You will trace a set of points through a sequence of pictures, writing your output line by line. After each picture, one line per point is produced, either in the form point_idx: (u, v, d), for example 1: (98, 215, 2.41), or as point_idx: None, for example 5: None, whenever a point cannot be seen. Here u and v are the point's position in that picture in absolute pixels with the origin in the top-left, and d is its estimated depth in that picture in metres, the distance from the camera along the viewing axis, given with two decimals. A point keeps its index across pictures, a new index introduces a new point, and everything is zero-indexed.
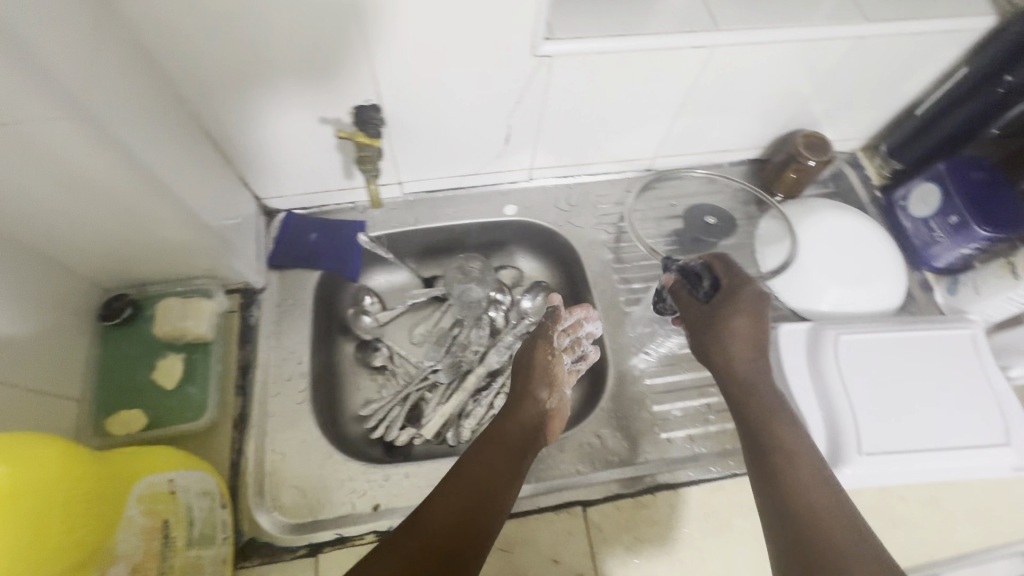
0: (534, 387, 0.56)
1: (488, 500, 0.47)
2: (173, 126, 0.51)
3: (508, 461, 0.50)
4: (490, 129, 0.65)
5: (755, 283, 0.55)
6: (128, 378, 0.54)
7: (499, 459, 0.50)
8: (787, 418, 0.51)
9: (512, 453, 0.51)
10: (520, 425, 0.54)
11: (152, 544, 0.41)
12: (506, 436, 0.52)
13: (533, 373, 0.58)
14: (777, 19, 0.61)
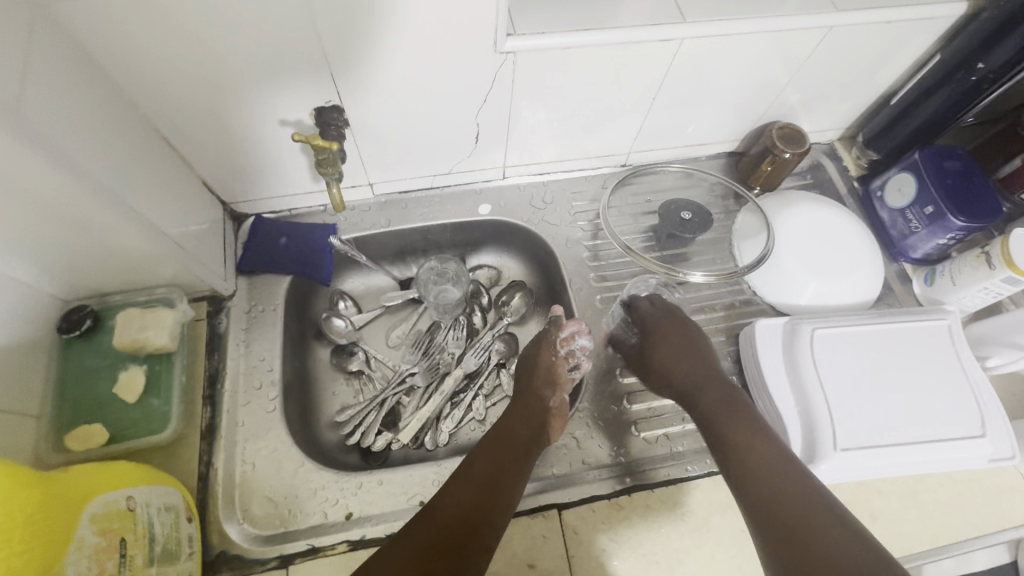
0: (541, 390, 0.62)
1: (495, 493, 0.51)
2: (124, 132, 0.50)
3: (513, 457, 0.55)
4: (458, 128, 0.64)
5: (677, 315, 0.68)
6: (90, 392, 0.53)
7: (504, 455, 0.55)
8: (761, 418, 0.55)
9: (514, 450, 0.55)
10: (525, 422, 0.58)
11: (105, 564, 0.39)
12: (510, 434, 0.57)
13: (540, 375, 0.63)
14: (746, 9, 0.60)
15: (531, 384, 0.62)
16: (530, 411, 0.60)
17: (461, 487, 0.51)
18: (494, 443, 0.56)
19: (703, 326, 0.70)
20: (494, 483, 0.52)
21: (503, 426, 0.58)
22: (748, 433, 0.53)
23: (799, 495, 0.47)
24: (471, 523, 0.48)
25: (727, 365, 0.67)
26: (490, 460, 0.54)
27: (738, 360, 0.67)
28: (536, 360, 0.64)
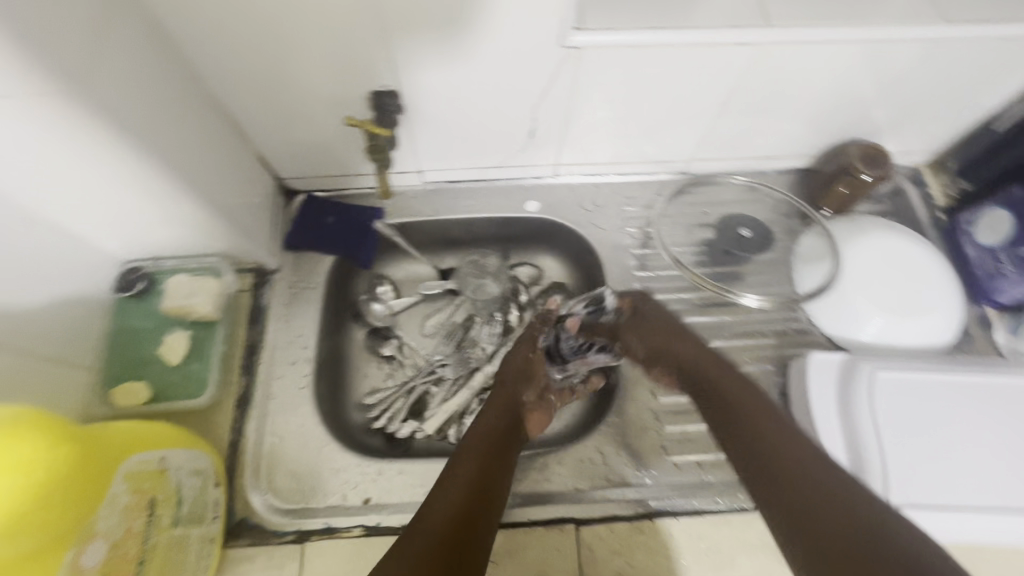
0: (518, 390, 0.61)
1: (485, 495, 0.49)
2: (187, 103, 0.51)
3: (498, 459, 0.53)
4: (513, 122, 0.62)
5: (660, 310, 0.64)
6: (136, 351, 0.55)
7: (490, 454, 0.53)
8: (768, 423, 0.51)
9: (500, 449, 0.54)
10: (501, 421, 0.57)
11: (136, 522, 0.41)
12: (493, 436, 0.55)
13: (518, 376, 0.62)
14: (838, 16, 0.54)
15: (509, 383, 0.61)
16: (505, 407, 0.58)
17: (450, 491, 0.49)
18: (480, 439, 0.54)
19: (750, 351, 0.66)
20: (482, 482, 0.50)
21: (483, 425, 0.56)
22: (760, 425, 0.51)
23: (823, 490, 0.43)
24: (462, 525, 0.46)
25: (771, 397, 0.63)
26: (478, 458, 0.52)
27: (783, 393, 0.63)
28: (513, 360, 0.64)
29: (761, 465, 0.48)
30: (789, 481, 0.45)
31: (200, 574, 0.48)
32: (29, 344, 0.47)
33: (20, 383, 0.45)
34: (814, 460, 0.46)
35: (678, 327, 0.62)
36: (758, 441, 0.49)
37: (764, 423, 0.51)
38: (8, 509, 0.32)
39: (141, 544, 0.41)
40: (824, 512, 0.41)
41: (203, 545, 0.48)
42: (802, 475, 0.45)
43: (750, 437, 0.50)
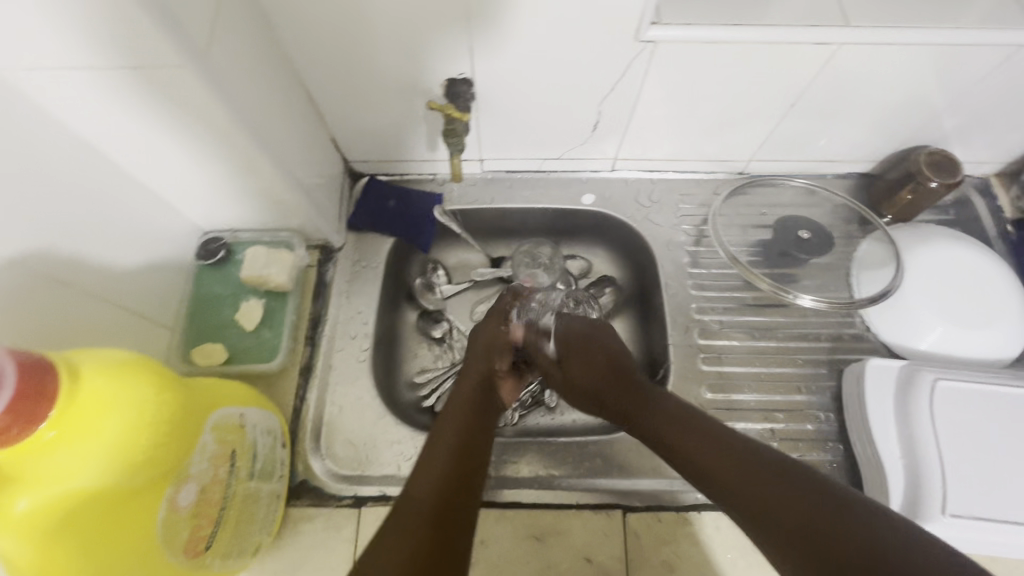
0: (490, 364, 0.60)
1: (463, 477, 0.47)
2: (279, 82, 0.54)
3: (472, 442, 0.51)
4: (578, 114, 0.64)
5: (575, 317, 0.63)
6: (215, 316, 0.59)
7: (464, 438, 0.51)
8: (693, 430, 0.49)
9: (472, 432, 0.52)
10: (471, 405, 0.56)
11: (222, 471, 0.44)
12: (465, 422, 0.53)
13: (488, 351, 0.61)
14: (919, 18, 0.54)
15: (478, 359, 0.61)
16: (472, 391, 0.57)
17: (425, 475, 0.46)
18: (455, 427, 0.52)
19: (803, 353, 0.65)
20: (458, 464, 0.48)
21: (455, 411, 0.55)
22: (687, 433, 0.49)
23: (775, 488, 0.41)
24: (443, 511, 0.43)
25: (823, 400, 0.62)
26: (450, 444, 0.50)
27: (837, 398, 0.63)
28: (481, 336, 0.63)
29: (704, 470, 0.46)
30: (730, 481, 0.43)
31: (267, 527, 0.51)
32: (113, 294, 0.49)
33: (101, 329, 0.47)
34: (753, 454, 0.44)
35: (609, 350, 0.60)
36: (700, 441, 0.47)
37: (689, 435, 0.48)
38: (121, 446, 0.34)
39: (225, 492, 0.44)
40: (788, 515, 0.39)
41: (270, 500, 0.51)
42: (749, 474, 0.43)
43: (682, 450, 0.48)
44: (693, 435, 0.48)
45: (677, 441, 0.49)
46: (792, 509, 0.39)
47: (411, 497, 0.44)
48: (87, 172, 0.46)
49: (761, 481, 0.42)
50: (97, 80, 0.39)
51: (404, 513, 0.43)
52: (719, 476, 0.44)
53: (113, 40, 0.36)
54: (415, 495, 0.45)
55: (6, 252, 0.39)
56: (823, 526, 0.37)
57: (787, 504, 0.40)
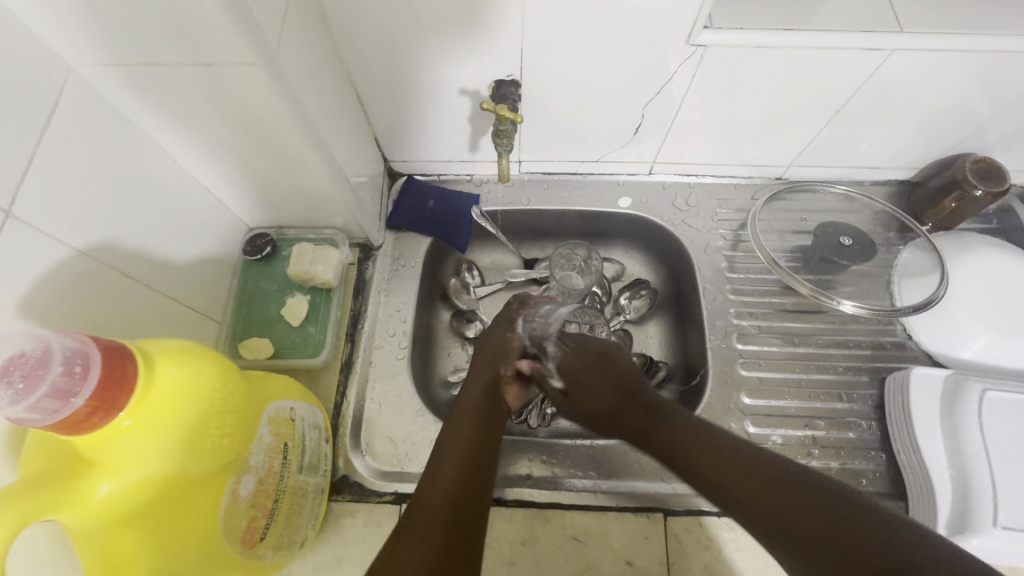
0: (497, 370, 0.57)
1: (472, 489, 0.46)
2: (332, 82, 0.54)
3: (481, 454, 0.50)
4: (622, 117, 0.64)
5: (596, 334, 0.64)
6: (263, 311, 0.60)
7: (474, 449, 0.50)
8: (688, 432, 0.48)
9: (480, 443, 0.51)
10: (480, 411, 0.53)
11: (276, 463, 0.44)
12: (473, 431, 0.51)
13: (495, 359, 0.58)
14: (975, 25, 0.53)
15: (484, 367, 0.57)
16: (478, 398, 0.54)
17: (436, 484, 0.45)
18: (463, 437, 0.50)
19: (844, 361, 0.65)
20: (466, 475, 0.47)
21: (464, 418, 0.53)
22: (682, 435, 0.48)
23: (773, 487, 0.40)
24: (454, 520, 0.42)
25: (865, 408, 0.62)
26: (459, 455, 0.48)
27: (878, 406, 0.62)
28: (489, 344, 0.60)
29: (703, 475, 0.44)
30: (733, 485, 0.42)
31: (312, 521, 0.51)
32: (161, 284, 0.49)
33: (147, 318, 0.47)
34: (750, 457, 0.43)
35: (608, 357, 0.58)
36: (697, 446, 0.46)
37: (687, 436, 0.47)
38: (188, 434, 0.35)
39: (278, 483, 0.44)
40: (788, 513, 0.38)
41: (316, 495, 0.52)
42: (749, 475, 0.41)
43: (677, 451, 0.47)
44: (690, 439, 0.47)
45: (674, 448, 0.47)
46: (796, 511, 0.37)
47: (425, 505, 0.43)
48: (149, 167, 0.47)
49: (762, 484, 0.40)
50: (138, 76, 0.40)
51: (416, 520, 0.42)
52: (719, 477, 0.43)
53: (189, 39, 0.37)
54: (427, 504, 0.43)
55: (77, 243, 0.40)
56: (828, 526, 0.35)
57: (788, 509, 0.38)
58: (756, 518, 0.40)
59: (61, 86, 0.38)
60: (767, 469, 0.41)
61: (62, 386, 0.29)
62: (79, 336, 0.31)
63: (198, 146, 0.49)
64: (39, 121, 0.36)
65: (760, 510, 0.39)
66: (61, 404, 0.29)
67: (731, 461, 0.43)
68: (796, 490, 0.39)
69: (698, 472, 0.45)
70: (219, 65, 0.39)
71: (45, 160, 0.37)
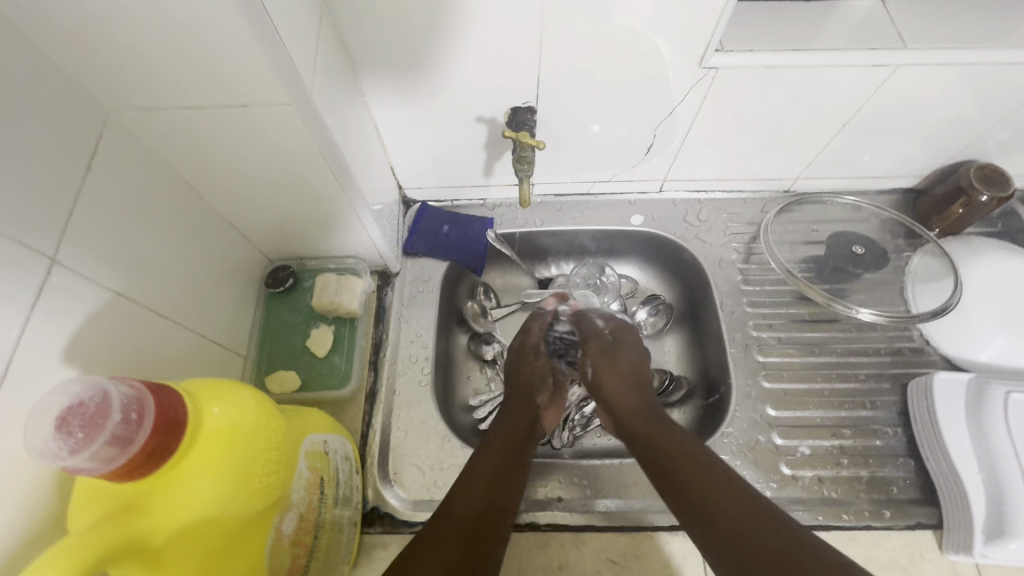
0: (529, 397, 0.60)
1: (493, 512, 0.46)
2: (354, 116, 0.55)
3: (516, 465, 0.51)
4: (634, 137, 0.65)
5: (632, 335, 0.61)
6: (286, 343, 0.61)
7: (509, 459, 0.51)
8: (701, 469, 0.46)
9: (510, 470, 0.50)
10: (513, 428, 0.55)
11: (315, 497, 0.43)
12: (507, 443, 0.53)
13: (529, 386, 0.60)
14: (974, 38, 0.55)
15: (519, 397, 0.59)
16: (521, 423, 0.56)
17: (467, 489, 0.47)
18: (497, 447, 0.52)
19: (864, 368, 0.65)
20: (495, 499, 0.47)
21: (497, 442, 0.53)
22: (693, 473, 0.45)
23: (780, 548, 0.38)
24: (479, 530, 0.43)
25: (889, 415, 0.62)
26: (497, 464, 0.50)
27: (903, 412, 0.62)
28: (520, 373, 0.62)
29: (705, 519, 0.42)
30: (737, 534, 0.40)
31: (347, 556, 0.50)
32: (188, 321, 0.49)
33: (178, 356, 0.47)
34: (762, 507, 0.41)
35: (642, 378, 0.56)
36: (706, 484, 0.44)
37: (699, 470, 0.46)
38: (242, 477, 0.35)
39: (316, 518, 0.44)
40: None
41: (349, 528, 0.51)
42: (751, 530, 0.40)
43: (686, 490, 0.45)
44: (700, 476, 0.45)
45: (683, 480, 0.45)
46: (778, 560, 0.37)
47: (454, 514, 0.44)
48: (177, 205, 0.47)
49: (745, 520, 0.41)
50: (168, 118, 0.41)
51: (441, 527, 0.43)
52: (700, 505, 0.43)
53: (224, 83, 0.38)
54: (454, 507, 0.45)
55: (114, 285, 0.40)
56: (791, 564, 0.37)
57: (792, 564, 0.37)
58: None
59: (99, 132, 0.39)
60: (762, 510, 0.41)
61: (120, 434, 0.29)
62: (131, 381, 0.31)
63: (225, 184, 0.49)
64: (80, 169, 0.37)
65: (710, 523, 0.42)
66: (119, 451, 0.29)
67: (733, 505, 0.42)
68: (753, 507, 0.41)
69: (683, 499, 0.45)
70: (253, 105, 0.40)
71: (86, 204, 0.37)
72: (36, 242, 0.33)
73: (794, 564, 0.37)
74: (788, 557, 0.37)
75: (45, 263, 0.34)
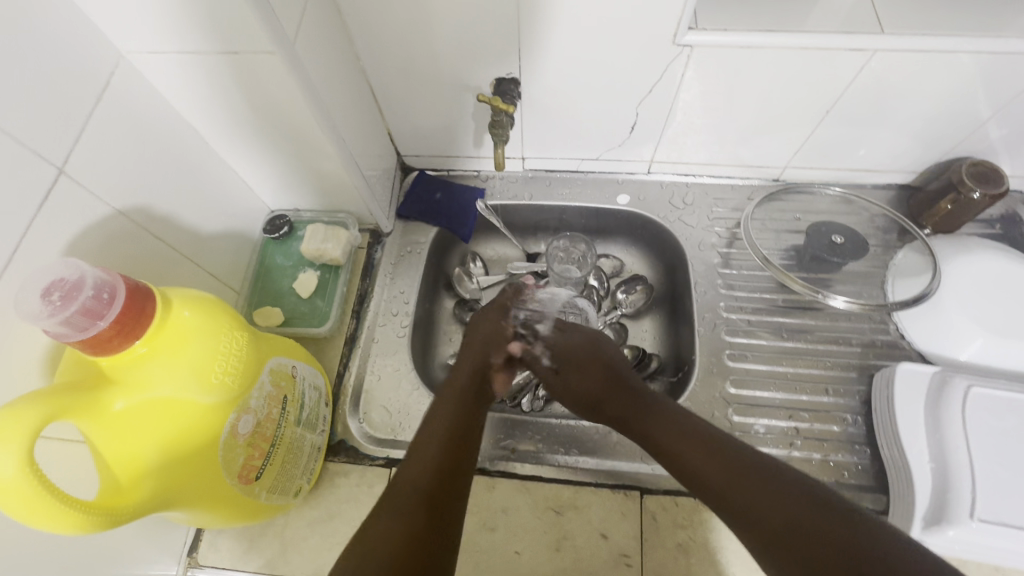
0: (485, 355, 0.59)
1: (450, 470, 0.46)
2: (349, 77, 0.60)
3: (465, 437, 0.50)
4: (618, 115, 0.68)
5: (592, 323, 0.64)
6: (275, 284, 0.67)
7: (456, 431, 0.50)
8: (666, 418, 0.50)
9: (465, 428, 0.51)
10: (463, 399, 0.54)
11: (275, 410, 0.48)
12: (454, 418, 0.51)
13: (487, 343, 0.60)
14: (958, 28, 0.55)
15: (474, 352, 0.60)
16: (464, 382, 0.56)
17: (420, 462, 0.47)
18: (445, 420, 0.51)
19: (833, 356, 0.65)
20: (450, 458, 0.47)
21: (450, 397, 0.54)
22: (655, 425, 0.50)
23: (746, 479, 0.41)
24: (437, 497, 0.44)
25: (852, 403, 0.62)
26: (443, 437, 0.49)
27: (866, 402, 0.62)
28: (480, 329, 0.62)
29: (677, 460, 0.46)
30: (698, 468, 0.44)
31: (307, 475, 0.55)
32: (185, 248, 0.55)
33: (171, 276, 0.53)
34: (722, 444, 0.45)
35: (603, 353, 0.60)
36: (674, 435, 0.48)
37: (659, 420, 0.50)
38: (198, 366, 0.39)
39: (275, 428, 0.48)
40: (767, 509, 0.39)
41: (312, 451, 0.56)
42: (720, 462, 0.44)
43: (652, 438, 0.50)
44: (670, 429, 0.48)
45: (652, 432, 0.50)
46: (745, 490, 0.41)
47: (412, 486, 0.44)
48: (182, 143, 0.53)
49: (714, 456, 0.44)
50: (173, 63, 0.46)
51: (400, 494, 0.43)
52: (669, 446, 0.48)
53: (216, 30, 0.43)
54: (411, 479, 0.45)
55: (116, 204, 0.46)
56: (751, 492, 0.41)
57: (752, 490, 0.41)
58: (729, 510, 0.41)
59: (113, 68, 0.45)
60: (722, 446, 0.45)
61: (91, 307, 0.34)
62: (110, 270, 0.37)
63: (227, 130, 0.55)
64: (91, 97, 0.43)
65: (741, 508, 0.40)
66: (89, 323, 0.34)
67: (693, 443, 0.46)
68: (778, 489, 0.40)
69: (654, 445, 0.49)
70: (243, 53, 0.45)
71: (95, 130, 0.44)
72: (46, 151, 0.39)
73: (753, 492, 0.40)
74: (788, 506, 0.38)
75: (53, 172, 0.40)
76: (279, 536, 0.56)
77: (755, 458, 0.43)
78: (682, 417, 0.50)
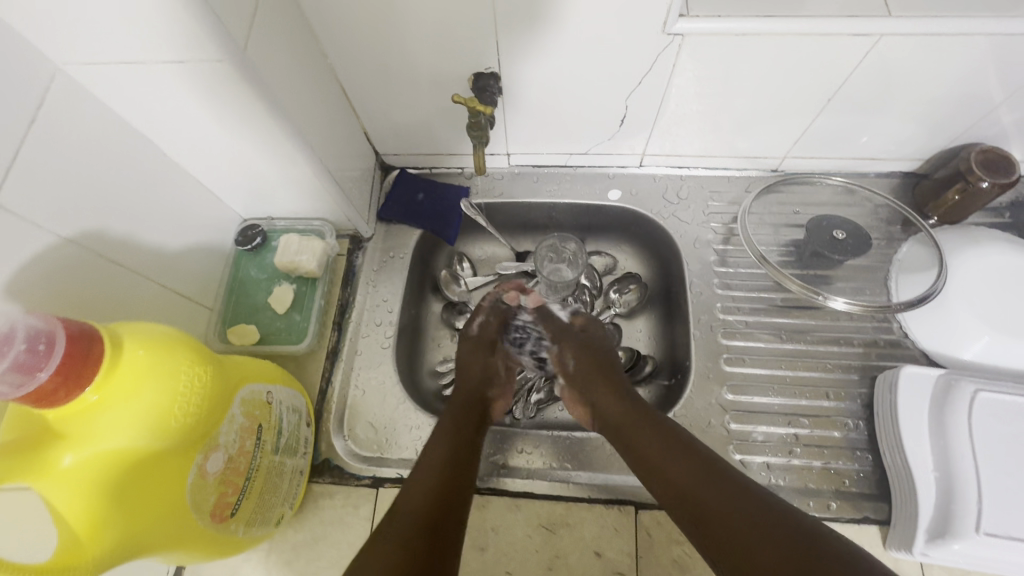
0: (482, 389, 0.60)
1: (446, 495, 0.46)
2: (314, 77, 0.56)
3: (461, 465, 0.49)
4: (605, 107, 0.64)
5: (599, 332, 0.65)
6: (250, 299, 0.64)
7: (451, 460, 0.49)
8: (658, 436, 0.51)
9: (458, 458, 0.50)
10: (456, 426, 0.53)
11: (247, 442, 0.45)
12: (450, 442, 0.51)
13: (480, 379, 0.60)
14: (971, 7, 0.51)
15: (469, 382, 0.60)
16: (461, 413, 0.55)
17: (414, 487, 0.46)
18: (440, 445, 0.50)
19: (834, 358, 0.63)
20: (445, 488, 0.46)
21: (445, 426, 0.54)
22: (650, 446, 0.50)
23: (729, 495, 0.44)
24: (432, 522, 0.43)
25: (854, 407, 0.60)
26: (439, 464, 0.48)
27: (868, 405, 0.60)
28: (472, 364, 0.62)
29: (669, 480, 0.47)
30: (688, 486, 0.46)
31: (290, 500, 0.53)
32: (145, 269, 0.52)
33: (129, 301, 0.50)
34: (707, 465, 0.47)
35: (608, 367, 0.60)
36: (670, 457, 0.48)
37: (650, 440, 0.51)
38: (156, 409, 0.37)
39: (250, 461, 0.46)
40: (747, 523, 0.41)
41: (294, 475, 0.54)
42: (709, 480, 0.45)
43: (645, 459, 0.50)
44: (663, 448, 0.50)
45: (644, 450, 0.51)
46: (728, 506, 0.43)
47: (407, 510, 0.43)
48: (136, 158, 0.49)
49: (699, 474, 0.46)
50: (109, 73, 0.42)
51: (392, 524, 0.42)
52: (660, 467, 0.49)
53: (156, 40, 0.39)
54: (405, 506, 0.44)
55: (62, 232, 0.43)
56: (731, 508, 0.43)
57: (735, 507, 0.42)
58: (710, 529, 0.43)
59: (48, 83, 0.41)
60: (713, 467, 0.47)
61: (25, 361, 0.33)
62: (45, 315, 0.35)
63: (186, 144, 0.51)
64: (25, 117, 0.39)
65: (725, 525, 0.42)
66: (25, 378, 0.32)
67: (680, 465, 0.47)
68: (761, 510, 0.42)
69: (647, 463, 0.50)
70: (189, 62, 0.41)
71: (31, 153, 0.40)
72: None
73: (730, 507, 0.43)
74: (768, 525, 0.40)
75: None
76: (264, 563, 0.54)
77: (739, 480, 0.45)
78: (675, 438, 0.50)
